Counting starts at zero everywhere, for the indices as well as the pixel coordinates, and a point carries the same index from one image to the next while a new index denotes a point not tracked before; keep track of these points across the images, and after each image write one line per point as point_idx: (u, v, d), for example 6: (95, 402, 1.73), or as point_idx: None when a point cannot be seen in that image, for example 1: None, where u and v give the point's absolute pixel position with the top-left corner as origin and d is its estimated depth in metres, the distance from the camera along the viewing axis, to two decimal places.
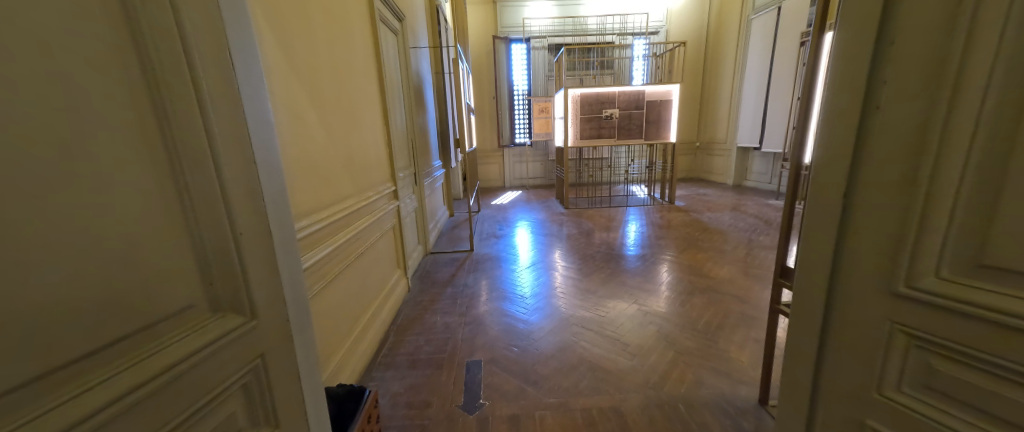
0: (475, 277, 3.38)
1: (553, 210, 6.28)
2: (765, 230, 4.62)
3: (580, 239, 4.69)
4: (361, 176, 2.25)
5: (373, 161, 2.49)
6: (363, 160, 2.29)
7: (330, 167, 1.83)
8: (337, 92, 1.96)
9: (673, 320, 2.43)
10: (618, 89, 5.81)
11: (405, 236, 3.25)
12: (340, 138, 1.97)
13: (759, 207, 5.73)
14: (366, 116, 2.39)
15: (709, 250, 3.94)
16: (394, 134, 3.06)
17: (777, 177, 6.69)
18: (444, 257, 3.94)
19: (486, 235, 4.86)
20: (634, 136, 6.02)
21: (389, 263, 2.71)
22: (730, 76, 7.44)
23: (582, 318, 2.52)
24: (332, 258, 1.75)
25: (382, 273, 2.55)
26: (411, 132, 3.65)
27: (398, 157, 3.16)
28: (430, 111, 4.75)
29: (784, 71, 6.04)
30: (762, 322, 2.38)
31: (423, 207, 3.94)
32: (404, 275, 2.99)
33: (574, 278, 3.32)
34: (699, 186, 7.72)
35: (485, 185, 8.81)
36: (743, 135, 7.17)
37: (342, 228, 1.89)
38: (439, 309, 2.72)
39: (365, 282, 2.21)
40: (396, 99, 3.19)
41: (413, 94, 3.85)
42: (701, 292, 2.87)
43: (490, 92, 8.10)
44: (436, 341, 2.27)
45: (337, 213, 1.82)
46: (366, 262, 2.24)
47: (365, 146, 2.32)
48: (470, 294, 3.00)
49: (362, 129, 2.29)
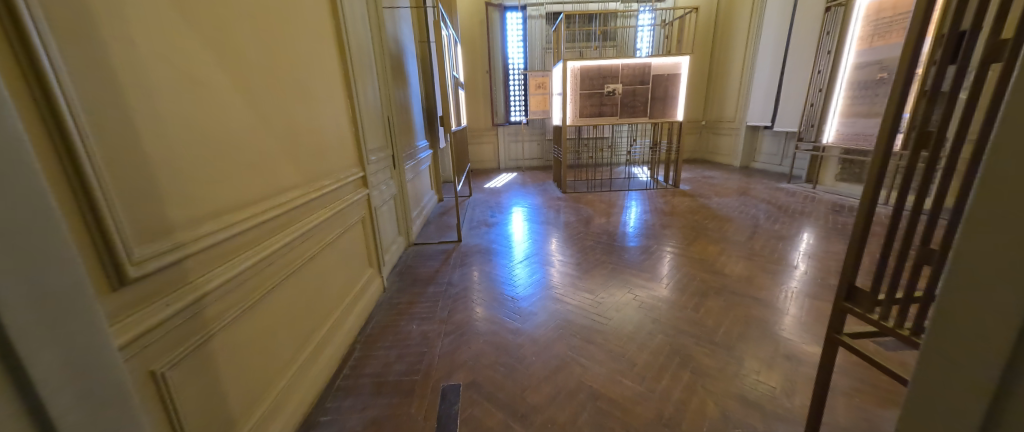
0: (462, 272, 3.02)
1: (550, 194, 5.89)
2: (778, 216, 4.28)
3: (576, 227, 4.33)
4: (315, 162, 1.84)
5: (334, 141, 2.07)
6: (317, 141, 1.87)
7: (266, 148, 1.42)
8: (277, 55, 1.54)
9: (686, 328, 2.10)
10: (621, 62, 5.28)
11: (381, 231, 2.86)
12: (281, 112, 1.55)
13: (770, 191, 5.34)
14: (322, 89, 1.96)
15: (719, 240, 3.57)
16: (364, 112, 2.62)
17: (788, 159, 6.27)
18: (429, 249, 3.57)
19: (476, 222, 4.49)
20: (637, 114, 5.56)
21: (357, 262, 2.33)
22: (742, 48, 6.87)
23: (581, 325, 2.17)
24: (265, 268, 1.37)
25: (349, 275, 2.18)
26: (388, 110, 3.20)
27: (371, 141, 2.73)
28: (412, 85, 4.26)
29: (804, 41, 5.49)
30: (790, 331, 2.04)
31: (404, 193, 3.52)
32: (378, 273, 2.62)
33: (571, 274, 2.96)
34: (704, 168, 7.30)
35: (478, 166, 8.34)
36: (755, 113, 6.68)
37: (282, 228, 1.50)
38: (417, 313, 2.36)
39: (323, 289, 1.84)
40: (365, 68, 2.73)
41: (390, 66, 3.37)
42: (716, 292, 2.51)
43: (483, 65, 7.52)
44: (410, 356, 1.93)
45: (275, 209, 1.43)
46: (323, 265, 1.87)
47: (319, 125, 1.91)
48: (454, 294, 2.64)
49: (315, 104, 1.87)
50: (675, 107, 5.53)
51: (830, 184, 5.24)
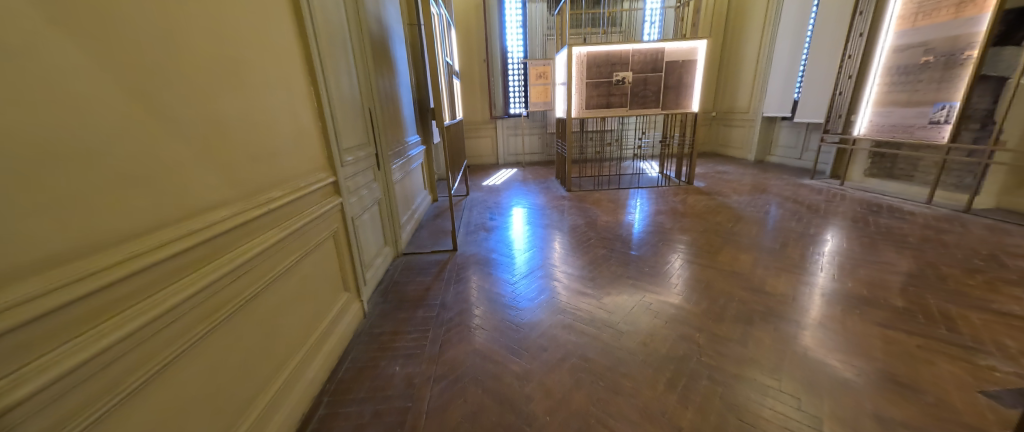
0: (457, 289, 2.60)
1: (553, 193, 5.46)
2: (808, 216, 3.85)
3: (584, 230, 3.90)
4: (260, 167, 1.40)
5: (291, 139, 1.64)
6: (264, 140, 1.44)
7: (169, 154, 0.99)
8: (191, 23, 1.10)
9: (737, 371, 1.68)
10: (632, 47, 4.80)
11: (361, 244, 2.43)
12: (201, 103, 1.12)
13: (793, 187, 4.91)
14: (271, 75, 1.52)
15: (749, 246, 3.14)
16: (338, 104, 2.18)
17: (809, 152, 5.84)
18: (420, 259, 3.14)
19: (473, 226, 4.07)
20: (648, 105, 5.10)
21: (328, 287, 1.91)
22: (759, 33, 6.39)
23: (605, 365, 1.75)
24: (171, 323, 0.98)
25: (316, 305, 1.76)
26: (370, 102, 2.77)
27: (348, 137, 2.29)
28: (401, 74, 3.79)
29: (832, 22, 5.02)
30: (867, 373, 1.63)
31: (391, 196, 3.08)
32: (357, 297, 2.19)
33: (584, 289, 2.54)
34: (716, 162, 6.85)
35: (476, 162, 7.88)
36: (773, 103, 6.21)
37: (205, 262, 1.10)
38: (403, 348, 1.94)
39: (275, 331, 1.43)
40: (338, 50, 2.27)
41: (372, 50, 2.91)
42: (761, 317, 2.09)
43: (480, 54, 7.02)
44: (390, 415, 1.51)
45: (188, 239, 1.02)
46: (275, 300, 1.45)
47: (268, 119, 1.47)
48: (447, 319, 2.22)
49: (261, 93, 1.44)
50: (689, 97, 5.08)
51: (858, 179, 4.81)
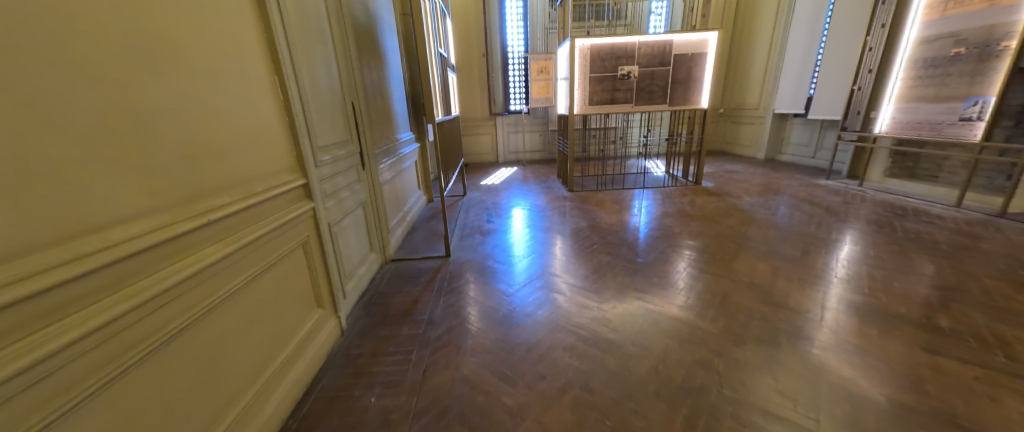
0: (448, 301, 2.37)
1: (554, 193, 5.22)
2: (826, 219, 3.60)
3: (587, 233, 3.65)
4: (202, 169, 1.18)
5: (248, 136, 1.41)
6: (209, 138, 1.21)
7: (44, 158, 0.77)
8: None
9: (766, 407, 1.44)
10: (638, 39, 4.54)
11: (342, 251, 2.20)
12: (104, 92, 0.89)
13: (807, 188, 4.65)
14: (219, 60, 1.29)
15: (766, 253, 2.89)
16: (312, 95, 1.94)
17: (823, 150, 5.57)
18: (409, 266, 2.91)
19: (470, 229, 3.83)
20: (654, 101, 4.84)
21: (297, 303, 1.68)
22: (771, 26, 6.11)
23: (611, 398, 1.52)
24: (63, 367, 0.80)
25: (280, 325, 1.54)
26: (355, 94, 2.53)
27: (325, 134, 2.05)
28: (391, 66, 3.54)
29: (851, 13, 4.73)
30: (918, 411, 1.40)
31: (378, 198, 2.84)
32: (334, 312, 1.96)
33: (588, 301, 2.32)
34: (724, 161, 6.59)
35: (475, 160, 7.64)
36: (785, 99, 5.93)
37: (120, 288, 0.92)
38: (382, 373, 1.72)
39: (220, 362, 1.22)
40: (313, 35, 2.02)
41: (358, 39, 2.66)
42: (788, 338, 1.86)
43: (479, 48, 6.77)
44: None
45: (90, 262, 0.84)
46: (221, 325, 1.24)
47: (213, 111, 1.24)
48: (435, 337, 1.99)
49: (204, 82, 1.21)
50: (698, 92, 4.82)
51: (877, 180, 4.55)
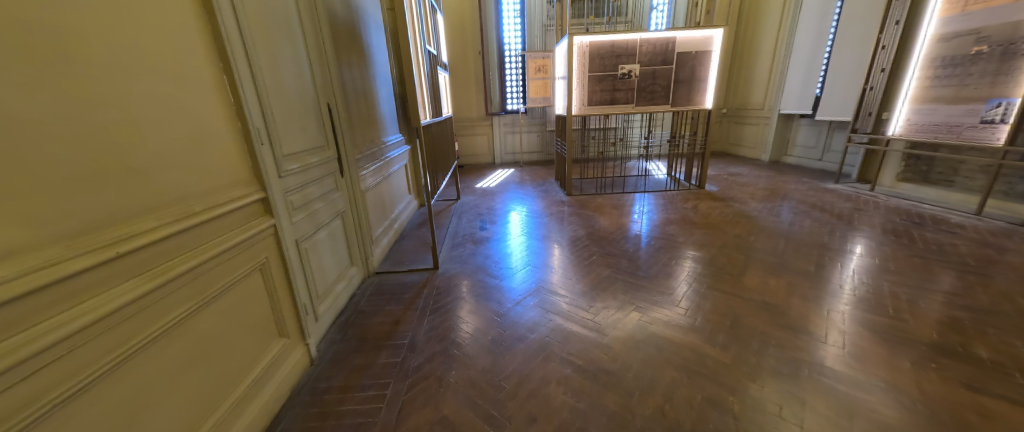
0: (432, 322, 2.16)
1: (552, 196, 5.02)
2: (838, 227, 3.41)
3: (585, 242, 3.44)
4: (124, 185, 0.99)
5: (190, 144, 1.21)
6: (135, 149, 1.02)
7: None
8: None
9: None
10: (639, 36, 4.32)
11: (315, 268, 2.00)
12: None
13: (816, 192, 4.45)
14: (152, 57, 1.10)
15: (777, 266, 2.70)
16: (276, 98, 1.73)
17: (830, 152, 5.37)
18: (394, 280, 2.70)
19: (461, 236, 3.63)
20: (656, 101, 4.63)
21: (255, 334, 1.48)
22: (777, 23, 5.90)
23: None
24: None
25: (232, 361, 1.35)
26: (332, 96, 2.33)
27: (293, 140, 1.85)
28: (378, 64, 3.33)
29: (862, 9, 4.54)
30: None
31: (360, 206, 2.64)
32: (301, 339, 1.75)
33: (588, 322, 2.12)
34: (727, 163, 6.39)
35: (471, 161, 7.44)
36: (792, 99, 5.72)
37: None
38: (351, 414, 1.51)
39: (150, 413, 1.04)
40: (279, 30, 1.81)
41: (336, 34, 2.45)
42: (809, 369, 1.65)
43: (475, 45, 6.56)
44: None
45: None
46: (150, 369, 1.05)
47: (142, 117, 1.05)
48: (415, 366, 1.79)
49: (130, 84, 1.02)
50: (702, 92, 4.61)
51: (888, 184, 4.35)
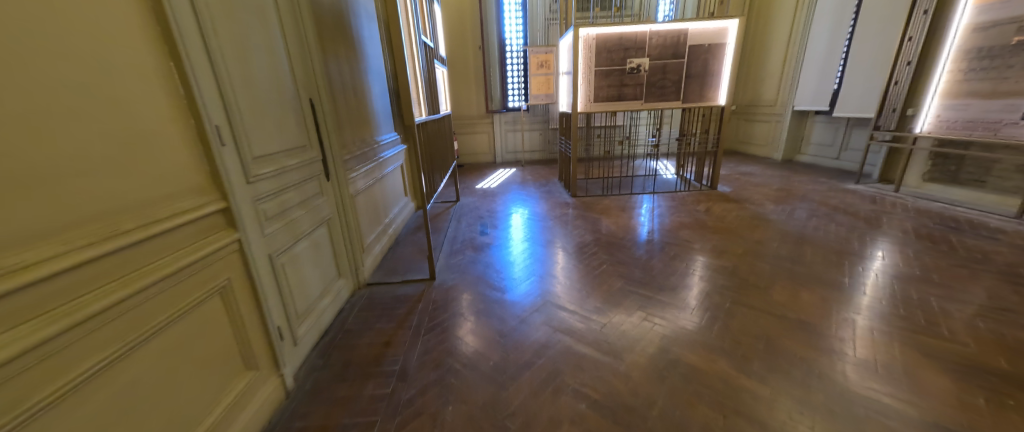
0: (427, 343, 1.93)
1: (556, 198, 4.79)
2: (864, 231, 3.17)
3: (593, 248, 3.21)
4: (17, 202, 0.76)
5: (127, 145, 1.00)
6: (31, 154, 0.78)
7: None
8: None
9: None
10: (649, 28, 4.07)
11: (294, 285, 1.76)
12: None
13: (835, 193, 4.20)
14: (68, 37, 0.87)
15: (806, 277, 2.45)
16: (243, 91, 1.49)
17: (848, 150, 5.12)
18: (386, 293, 2.47)
19: (460, 242, 3.39)
20: (666, 97, 4.38)
21: (213, 371, 1.24)
22: (791, 15, 5.64)
23: None
24: None
25: (182, 405, 1.12)
26: (316, 91, 2.10)
27: (265, 139, 1.61)
28: (370, 58, 3.09)
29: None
30: None
31: (349, 212, 2.40)
32: (273, 370, 1.52)
33: (601, 342, 1.89)
34: (738, 162, 6.13)
35: (471, 160, 7.20)
36: (806, 95, 5.46)
37: None
38: None
39: None
40: (248, 13, 1.56)
41: (320, 22, 2.21)
42: (864, 407, 1.42)
43: (474, 41, 6.31)
44: None
45: None
46: None
47: (45, 114, 0.81)
48: (406, 399, 1.56)
49: (28, 70, 0.78)
50: (715, 88, 4.36)
51: (912, 184, 4.10)
